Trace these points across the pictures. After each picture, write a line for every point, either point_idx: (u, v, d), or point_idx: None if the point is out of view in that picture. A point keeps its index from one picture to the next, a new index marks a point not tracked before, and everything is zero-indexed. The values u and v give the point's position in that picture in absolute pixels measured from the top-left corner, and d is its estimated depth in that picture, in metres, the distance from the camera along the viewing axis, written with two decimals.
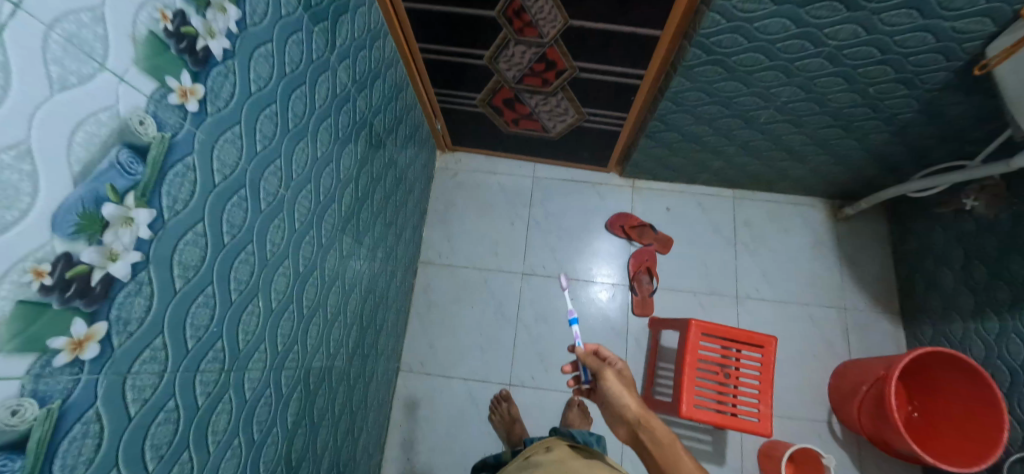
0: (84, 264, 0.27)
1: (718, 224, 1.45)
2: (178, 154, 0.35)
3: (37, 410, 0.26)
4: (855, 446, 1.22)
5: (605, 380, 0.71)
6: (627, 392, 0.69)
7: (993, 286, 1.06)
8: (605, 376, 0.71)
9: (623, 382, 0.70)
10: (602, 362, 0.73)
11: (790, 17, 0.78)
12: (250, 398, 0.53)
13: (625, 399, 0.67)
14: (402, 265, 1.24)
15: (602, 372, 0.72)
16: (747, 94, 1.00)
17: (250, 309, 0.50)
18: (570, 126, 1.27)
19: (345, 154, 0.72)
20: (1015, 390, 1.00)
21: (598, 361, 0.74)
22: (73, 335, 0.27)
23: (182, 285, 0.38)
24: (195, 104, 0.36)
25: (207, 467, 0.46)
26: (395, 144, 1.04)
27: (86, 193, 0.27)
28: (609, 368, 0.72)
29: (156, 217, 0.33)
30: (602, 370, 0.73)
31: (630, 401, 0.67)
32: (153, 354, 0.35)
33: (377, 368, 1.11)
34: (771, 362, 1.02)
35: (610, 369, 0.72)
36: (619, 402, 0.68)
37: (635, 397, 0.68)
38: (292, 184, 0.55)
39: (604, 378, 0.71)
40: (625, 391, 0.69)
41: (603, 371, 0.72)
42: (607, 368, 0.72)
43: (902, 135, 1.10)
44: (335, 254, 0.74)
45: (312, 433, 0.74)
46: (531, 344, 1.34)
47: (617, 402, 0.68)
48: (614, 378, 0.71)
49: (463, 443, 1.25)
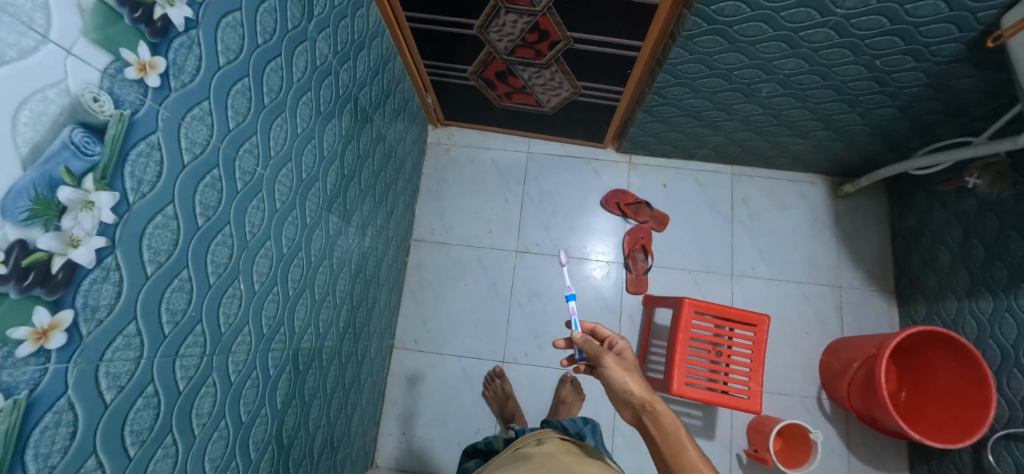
0: (42, 251, 0.26)
1: (715, 201, 1.44)
2: (141, 132, 0.32)
3: (1, 402, 0.25)
4: (843, 421, 1.25)
5: (605, 366, 0.65)
6: (630, 377, 0.63)
7: (991, 265, 1.06)
8: (605, 362, 0.65)
9: (625, 367, 0.65)
10: (601, 347, 0.67)
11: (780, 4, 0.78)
12: (235, 381, 0.52)
13: (628, 384, 0.62)
14: (394, 243, 1.23)
15: (601, 357, 0.66)
16: (749, 65, 0.96)
17: (231, 292, 0.49)
18: (565, 100, 1.23)
19: (328, 130, 0.69)
20: (1004, 368, 1.02)
21: (597, 345, 0.68)
22: (36, 324, 0.26)
23: (154, 270, 0.36)
24: (156, 78, 0.33)
25: (192, 450, 0.46)
26: (384, 119, 1.00)
27: (37, 177, 0.25)
28: (609, 354, 0.66)
29: (119, 200, 0.31)
30: (601, 355, 0.67)
31: (632, 387, 0.62)
32: (127, 341, 0.35)
33: (370, 346, 1.11)
34: (763, 340, 1.03)
35: (609, 355, 0.66)
36: (620, 387, 0.63)
37: (638, 382, 0.63)
38: (271, 162, 0.53)
39: (604, 364, 0.65)
40: (627, 377, 0.63)
41: (602, 356, 0.66)
42: (606, 354, 0.66)
43: (907, 111, 1.06)
44: (321, 234, 0.72)
45: (304, 411, 0.75)
46: (524, 321, 1.35)
47: (619, 388, 0.63)
48: (614, 363, 0.65)
49: (457, 417, 1.27)
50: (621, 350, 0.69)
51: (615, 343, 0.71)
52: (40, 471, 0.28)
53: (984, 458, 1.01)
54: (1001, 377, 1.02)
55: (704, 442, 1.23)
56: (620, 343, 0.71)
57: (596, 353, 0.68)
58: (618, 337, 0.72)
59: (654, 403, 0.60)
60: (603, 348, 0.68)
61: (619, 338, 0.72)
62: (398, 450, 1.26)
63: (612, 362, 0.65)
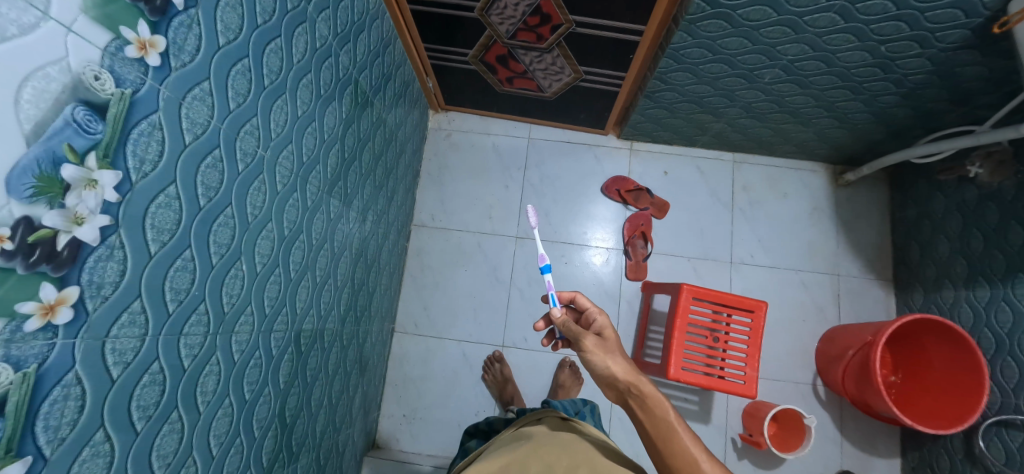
0: (47, 228, 0.26)
1: (716, 189, 1.43)
2: (142, 112, 0.32)
3: (12, 374, 0.25)
4: (837, 407, 1.27)
5: (584, 349, 0.65)
6: (610, 358, 0.63)
7: (989, 255, 1.06)
8: (584, 345, 0.65)
9: (605, 349, 0.64)
10: (579, 330, 0.66)
11: (771, 4, 0.81)
12: (238, 360, 0.53)
13: (610, 367, 0.62)
14: (394, 227, 1.23)
15: (580, 340, 0.66)
16: (753, 51, 0.95)
17: (233, 273, 0.49)
18: (566, 86, 1.22)
19: (329, 113, 0.69)
20: (999, 356, 1.03)
21: (576, 327, 0.67)
22: (43, 299, 0.27)
23: (157, 249, 0.37)
24: (157, 58, 0.33)
25: (198, 426, 0.47)
26: (384, 103, 1.00)
27: (41, 154, 0.25)
28: (588, 336, 0.65)
29: (122, 179, 0.31)
30: (579, 337, 0.66)
31: (615, 370, 0.62)
32: (132, 318, 0.35)
33: (371, 329, 1.13)
34: (760, 326, 1.04)
35: (589, 337, 0.65)
36: (603, 371, 0.63)
37: (621, 362, 0.63)
38: (271, 144, 0.53)
39: (584, 347, 0.65)
40: (608, 358, 0.63)
41: (581, 338, 0.65)
42: (585, 337, 0.65)
43: (912, 99, 1.05)
44: (323, 217, 0.72)
45: (306, 391, 0.76)
46: (524, 307, 1.36)
47: (600, 370, 0.63)
48: (594, 346, 0.64)
49: (458, 400, 1.29)
50: (602, 328, 0.70)
51: (594, 319, 0.72)
52: (51, 442, 0.29)
53: (974, 444, 1.03)
54: (995, 365, 1.03)
55: (700, 426, 1.25)
56: (599, 319, 0.72)
57: (574, 336, 0.66)
58: (597, 311, 0.73)
59: (637, 385, 0.61)
60: (582, 329, 0.67)
61: (599, 314, 0.72)
62: (399, 431, 1.28)
63: (591, 345, 0.64)
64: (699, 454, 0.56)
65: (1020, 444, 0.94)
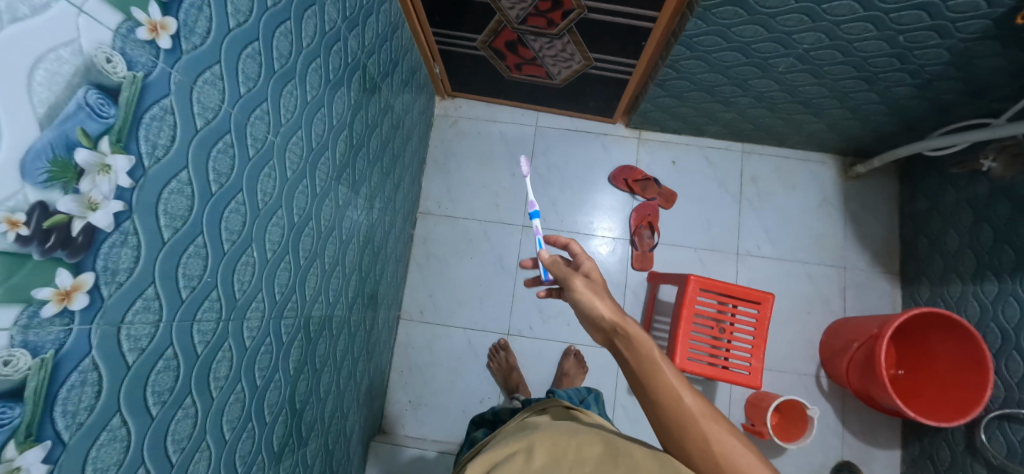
0: (62, 214, 0.26)
1: (724, 180, 1.42)
2: (154, 96, 0.32)
3: (29, 360, 0.25)
4: (839, 398, 1.29)
5: (573, 290, 0.64)
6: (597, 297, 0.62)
7: (998, 249, 1.06)
8: (572, 285, 0.64)
9: (592, 290, 0.63)
10: (568, 271, 0.65)
11: None
12: (250, 346, 0.54)
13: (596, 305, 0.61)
14: (401, 215, 1.23)
15: (568, 281, 0.65)
16: (767, 39, 0.93)
17: (244, 259, 0.49)
18: (575, 73, 1.20)
19: (337, 99, 0.68)
20: (1004, 351, 1.03)
21: (565, 268, 0.66)
22: (59, 285, 0.26)
23: (170, 236, 0.36)
24: (167, 40, 0.32)
25: (211, 411, 0.48)
26: (392, 89, 0.98)
27: (54, 139, 0.24)
28: (576, 277, 0.64)
29: (135, 164, 0.31)
30: (568, 276, 0.66)
31: (600, 309, 0.61)
32: (147, 304, 0.35)
33: (378, 316, 1.13)
34: (767, 317, 1.04)
35: (577, 278, 0.64)
36: (589, 310, 0.62)
37: (607, 302, 0.61)
38: (281, 130, 0.52)
39: (572, 287, 0.64)
40: (595, 297, 0.62)
41: (569, 276, 0.65)
42: (573, 277, 0.64)
43: (927, 90, 1.04)
44: (331, 204, 0.72)
45: (315, 377, 0.77)
46: (530, 296, 1.36)
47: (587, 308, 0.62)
48: (582, 286, 0.64)
49: (463, 387, 1.31)
50: (588, 272, 0.68)
51: (583, 262, 0.70)
52: (69, 427, 0.29)
53: (976, 437, 1.05)
54: (999, 360, 1.04)
55: None
56: (588, 262, 0.69)
57: (563, 275, 0.66)
58: (586, 255, 0.70)
59: (622, 323, 0.59)
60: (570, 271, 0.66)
61: (588, 258, 0.70)
62: (405, 417, 1.30)
63: (579, 284, 0.63)
64: (684, 391, 0.54)
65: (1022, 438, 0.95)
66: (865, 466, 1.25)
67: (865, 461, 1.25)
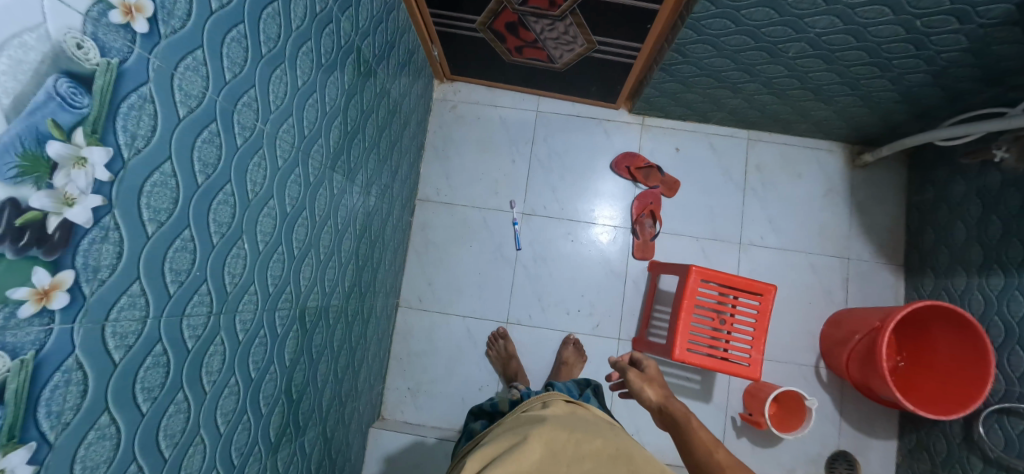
0: (36, 210, 0.24)
1: (728, 168, 1.40)
2: (131, 83, 0.30)
3: (9, 362, 0.24)
4: (838, 388, 1.29)
5: (630, 380, 0.87)
6: (648, 389, 0.84)
7: (1007, 242, 1.05)
8: (629, 376, 0.87)
9: (646, 379, 0.86)
10: (626, 367, 0.88)
11: None
12: (243, 340, 0.53)
13: (646, 394, 0.83)
14: (399, 203, 1.21)
15: (627, 372, 0.88)
16: (778, 23, 0.90)
17: (235, 252, 0.48)
18: (578, 56, 1.16)
19: (330, 83, 0.65)
20: (1007, 345, 1.03)
21: (629, 369, 0.88)
22: (37, 285, 0.25)
23: (154, 230, 0.35)
24: (144, 24, 0.30)
25: (204, 405, 0.48)
26: (388, 73, 0.95)
27: (23, 131, 0.23)
28: (632, 370, 0.88)
29: (113, 156, 0.29)
30: (625, 372, 0.88)
31: (650, 395, 0.84)
32: (132, 300, 0.34)
33: (376, 304, 1.13)
34: (768, 308, 1.04)
35: (635, 374, 0.87)
36: (642, 394, 0.85)
37: (654, 391, 0.84)
38: (271, 118, 0.50)
39: (628, 378, 0.87)
40: (647, 388, 0.85)
41: (626, 373, 0.87)
42: (630, 370, 0.88)
43: (941, 77, 1.00)
44: (326, 193, 0.71)
45: (312, 367, 0.77)
46: (530, 284, 1.36)
47: (641, 395, 0.85)
48: (637, 377, 0.87)
49: (462, 374, 1.32)
50: (646, 367, 0.90)
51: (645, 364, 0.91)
52: (55, 427, 0.29)
53: (974, 429, 1.06)
54: (1002, 354, 1.04)
55: (700, 404, 1.28)
56: (648, 362, 0.91)
57: (622, 370, 0.89)
58: (646, 358, 0.93)
59: (668, 405, 0.80)
60: (632, 369, 0.88)
61: (644, 358, 0.93)
62: (404, 403, 1.31)
63: (633, 377, 0.86)
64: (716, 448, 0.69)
65: (1020, 432, 0.96)
66: (860, 456, 1.27)
67: (861, 451, 1.27)
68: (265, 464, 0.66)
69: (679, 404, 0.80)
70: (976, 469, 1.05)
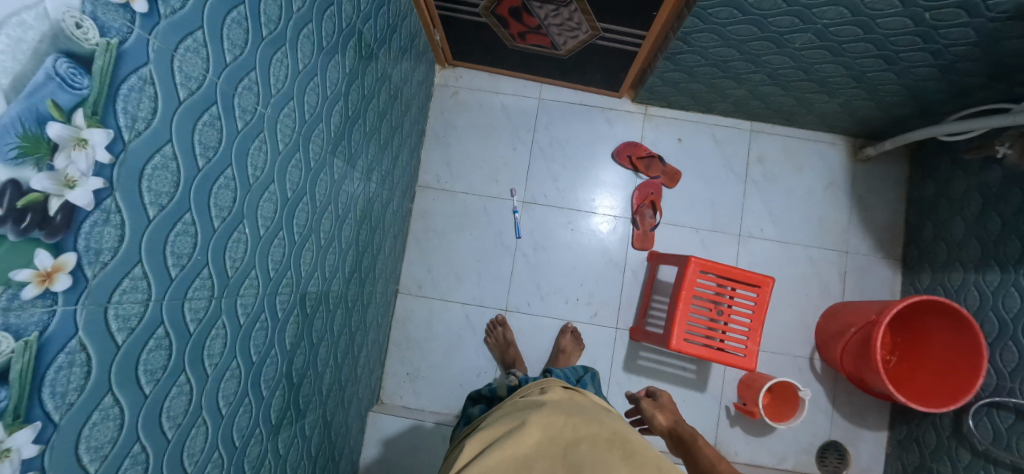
0: (37, 192, 0.24)
1: (730, 159, 1.39)
2: (131, 64, 0.29)
3: (13, 343, 0.25)
4: (831, 380, 1.32)
5: (643, 408, 0.88)
6: (659, 415, 0.86)
7: (1005, 239, 1.05)
8: (642, 405, 0.88)
9: (658, 407, 0.87)
10: (639, 396, 0.90)
11: None
12: (244, 323, 0.53)
13: (658, 420, 0.85)
14: (399, 189, 1.20)
15: (639, 401, 0.89)
16: (786, 13, 0.88)
17: (236, 236, 0.48)
18: (582, 44, 1.15)
19: (331, 67, 0.64)
20: (1000, 340, 1.05)
21: (643, 400, 0.89)
22: (39, 267, 0.25)
23: (156, 213, 0.35)
24: (143, 3, 0.29)
25: (206, 388, 0.48)
26: (389, 57, 0.94)
27: (23, 112, 0.22)
28: (644, 399, 0.89)
29: (114, 138, 0.29)
30: (638, 400, 0.90)
31: (662, 422, 0.85)
32: (134, 283, 0.34)
33: (375, 290, 1.13)
34: (765, 301, 1.05)
35: (648, 402, 0.88)
36: (656, 422, 0.86)
37: (667, 417, 0.86)
38: (272, 101, 0.49)
39: (641, 408, 0.88)
40: (658, 414, 0.86)
41: (639, 403, 0.89)
42: (642, 399, 0.89)
43: (948, 71, 0.99)
44: (326, 178, 0.70)
45: (312, 351, 0.78)
46: (529, 272, 1.36)
47: (654, 422, 0.87)
48: (649, 405, 0.88)
49: (461, 360, 1.33)
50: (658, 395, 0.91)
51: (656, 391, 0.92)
52: (59, 407, 0.29)
53: (964, 422, 1.08)
54: (995, 349, 1.06)
55: (696, 394, 1.30)
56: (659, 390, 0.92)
57: (635, 399, 0.91)
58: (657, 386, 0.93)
59: (680, 430, 0.82)
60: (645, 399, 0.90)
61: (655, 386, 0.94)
62: (403, 388, 1.33)
63: (645, 405, 0.87)
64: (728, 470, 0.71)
65: (1009, 425, 0.98)
66: (851, 445, 1.30)
67: (852, 441, 1.30)
68: (266, 445, 0.67)
69: (689, 427, 0.82)
70: (964, 460, 1.08)
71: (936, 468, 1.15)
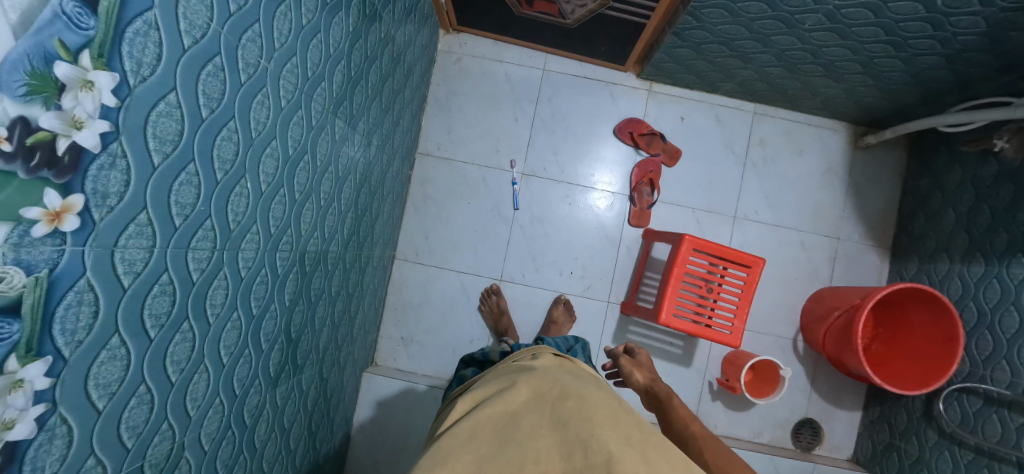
0: (45, 131, 0.24)
1: (732, 140, 1.39)
2: (137, 8, 0.29)
3: (24, 278, 0.25)
4: (813, 360, 1.37)
5: (622, 366, 0.92)
6: (637, 373, 0.89)
7: (993, 232, 1.08)
8: (621, 363, 0.92)
9: (635, 364, 0.91)
10: (617, 352, 0.93)
11: None
12: (245, 277, 0.54)
13: (635, 378, 0.88)
14: (399, 154, 1.20)
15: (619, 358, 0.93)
16: None
17: (238, 190, 0.48)
18: (590, 13, 1.13)
19: (335, 24, 0.63)
20: (977, 329, 1.09)
21: (624, 361, 0.92)
22: (48, 206, 0.26)
23: (161, 161, 0.35)
24: None
25: (208, 336, 0.50)
26: (393, 18, 0.91)
27: (31, 49, 0.22)
28: (623, 356, 0.92)
29: (119, 82, 0.29)
30: (617, 357, 0.93)
31: (638, 379, 0.89)
32: (139, 230, 0.35)
33: (373, 255, 1.15)
34: (755, 281, 1.08)
35: (626, 359, 0.91)
36: (632, 380, 0.90)
37: (642, 375, 0.89)
38: (275, 55, 0.48)
39: (620, 365, 0.92)
40: (636, 372, 0.90)
41: (617, 360, 0.92)
42: (621, 356, 0.92)
43: (955, 61, 0.99)
44: (327, 138, 0.70)
45: (310, 309, 0.80)
46: (525, 244, 1.38)
47: (630, 378, 0.90)
48: (627, 362, 0.91)
49: (454, 327, 1.36)
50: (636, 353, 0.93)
51: (634, 350, 0.95)
52: (68, 344, 0.30)
53: (935, 405, 1.14)
54: (971, 337, 1.11)
55: (681, 368, 1.35)
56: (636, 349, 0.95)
57: (614, 356, 0.94)
58: (634, 344, 0.96)
59: (654, 387, 0.86)
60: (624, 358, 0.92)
61: (633, 344, 0.96)
62: (397, 351, 1.36)
63: (624, 363, 0.91)
64: (692, 422, 0.76)
65: (976, 410, 1.04)
66: (824, 423, 1.37)
67: (826, 419, 1.37)
68: (265, 396, 0.70)
69: (663, 385, 0.86)
70: (931, 440, 1.14)
71: (904, 446, 1.21)
